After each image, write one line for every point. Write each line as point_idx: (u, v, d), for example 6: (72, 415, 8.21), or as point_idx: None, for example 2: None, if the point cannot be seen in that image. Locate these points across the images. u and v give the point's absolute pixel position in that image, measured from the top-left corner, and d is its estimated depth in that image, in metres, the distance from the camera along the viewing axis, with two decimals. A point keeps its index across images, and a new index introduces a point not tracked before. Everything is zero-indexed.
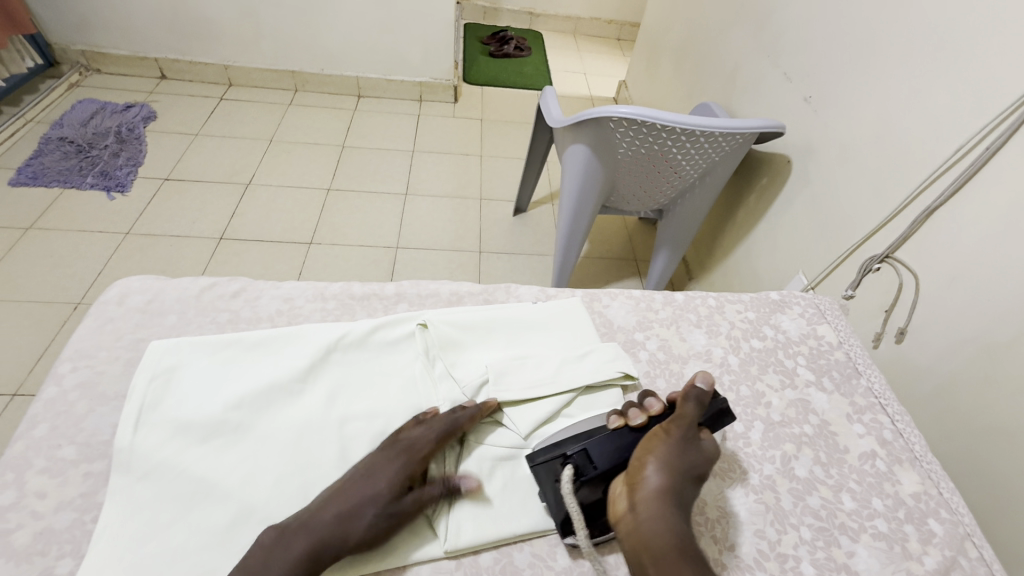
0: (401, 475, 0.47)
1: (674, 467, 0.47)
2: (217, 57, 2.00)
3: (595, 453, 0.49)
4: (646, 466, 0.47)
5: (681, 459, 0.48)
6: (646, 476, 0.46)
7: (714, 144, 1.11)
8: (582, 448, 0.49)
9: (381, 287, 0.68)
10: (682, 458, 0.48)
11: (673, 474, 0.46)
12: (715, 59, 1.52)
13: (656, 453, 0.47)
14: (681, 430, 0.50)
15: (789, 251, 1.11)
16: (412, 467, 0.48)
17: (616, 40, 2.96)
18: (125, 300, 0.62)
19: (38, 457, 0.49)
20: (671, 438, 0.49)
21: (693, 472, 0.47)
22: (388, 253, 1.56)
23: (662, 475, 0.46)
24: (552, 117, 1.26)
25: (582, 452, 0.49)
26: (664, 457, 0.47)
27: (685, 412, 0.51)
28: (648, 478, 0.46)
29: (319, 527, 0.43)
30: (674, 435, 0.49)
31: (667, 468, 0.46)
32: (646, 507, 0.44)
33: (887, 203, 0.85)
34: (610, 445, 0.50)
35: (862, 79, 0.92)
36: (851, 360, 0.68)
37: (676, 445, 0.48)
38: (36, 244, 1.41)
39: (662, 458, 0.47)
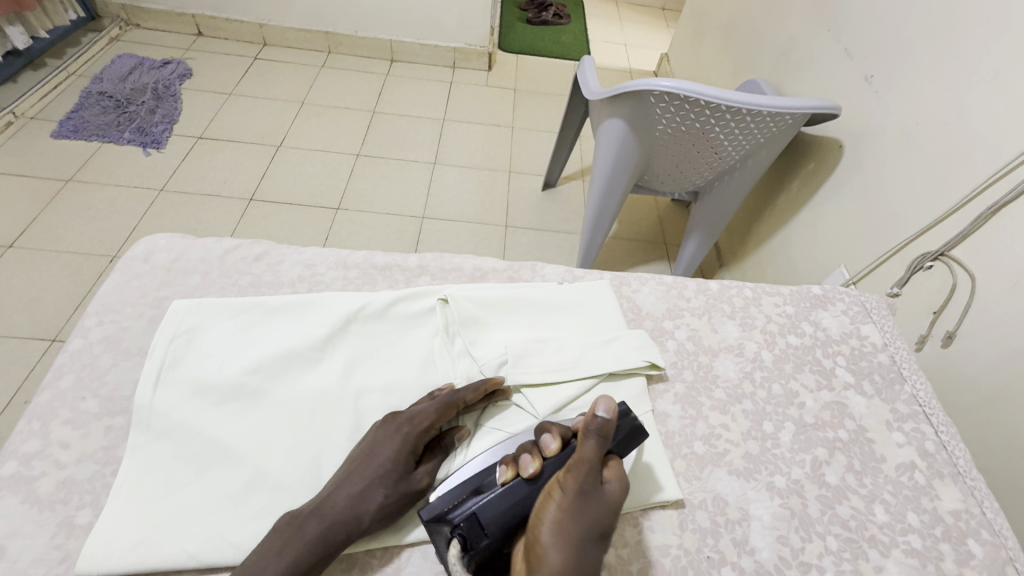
0: (403, 452, 0.46)
1: (575, 533, 0.41)
2: (253, 15, 1.97)
3: (484, 519, 0.42)
4: (543, 540, 0.40)
5: (581, 519, 0.41)
6: (543, 552, 0.40)
7: (760, 124, 1.04)
8: (469, 513, 0.43)
9: (404, 258, 0.66)
10: (583, 518, 0.41)
11: (572, 541, 0.40)
12: (767, 33, 1.42)
13: (551, 523, 0.41)
14: (579, 480, 0.42)
15: (833, 242, 1.05)
16: (413, 443, 0.47)
17: (660, 10, 2.82)
18: (151, 257, 0.62)
19: (63, 407, 0.49)
20: (568, 497, 0.42)
21: (597, 529, 0.41)
22: (414, 223, 1.55)
23: (562, 550, 0.39)
24: (589, 89, 1.20)
25: (471, 518, 0.43)
26: (563, 520, 0.41)
27: (584, 454, 0.43)
28: (546, 557, 0.39)
29: (331, 511, 0.42)
30: (570, 490, 0.42)
31: (566, 539, 0.40)
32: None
33: (948, 198, 0.78)
34: (499, 504, 0.43)
35: (932, 60, 0.84)
36: (895, 364, 0.64)
37: (574, 504, 0.42)
38: (75, 196, 1.44)
39: (560, 526, 0.41)
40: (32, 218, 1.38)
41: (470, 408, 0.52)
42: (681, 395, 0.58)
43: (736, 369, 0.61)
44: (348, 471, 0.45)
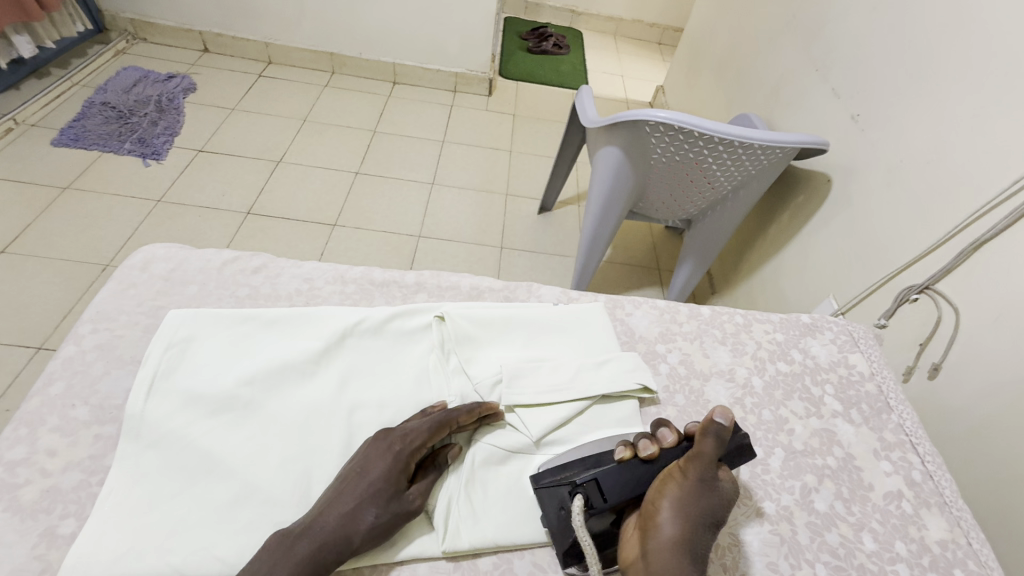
0: (395, 470, 0.46)
1: (690, 514, 0.42)
2: (259, 34, 2.02)
3: (606, 486, 0.46)
4: (659, 513, 0.43)
5: (698, 507, 0.43)
6: (659, 523, 0.42)
7: (752, 156, 1.07)
8: (593, 477, 0.47)
9: (402, 275, 0.67)
10: (700, 502, 0.43)
11: (689, 522, 0.42)
12: (759, 70, 1.47)
13: (671, 499, 0.43)
14: (705, 469, 0.44)
15: (822, 272, 1.07)
16: (406, 463, 0.47)
17: (657, 44, 2.91)
18: (149, 266, 0.62)
19: (51, 415, 0.49)
20: (688, 483, 0.44)
21: (712, 518, 0.43)
22: (410, 241, 1.56)
23: (677, 524, 0.42)
24: (587, 116, 1.24)
25: (592, 482, 0.47)
26: (679, 502, 0.43)
27: (703, 449, 0.45)
28: (662, 527, 0.42)
29: (321, 531, 0.42)
30: (691, 477, 0.44)
31: (681, 516, 0.42)
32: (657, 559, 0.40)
33: (932, 233, 0.81)
34: (621, 476, 0.47)
35: (915, 101, 0.88)
36: (882, 393, 0.65)
37: (693, 487, 0.44)
38: (72, 203, 1.44)
39: (678, 504, 0.43)
40: (26, 224, 1.37)
41: (463, 428, 0.52)
42: (673, 418, 0.59)
43: (727, 394, 0.62)
44: (341, 487, 0.45)
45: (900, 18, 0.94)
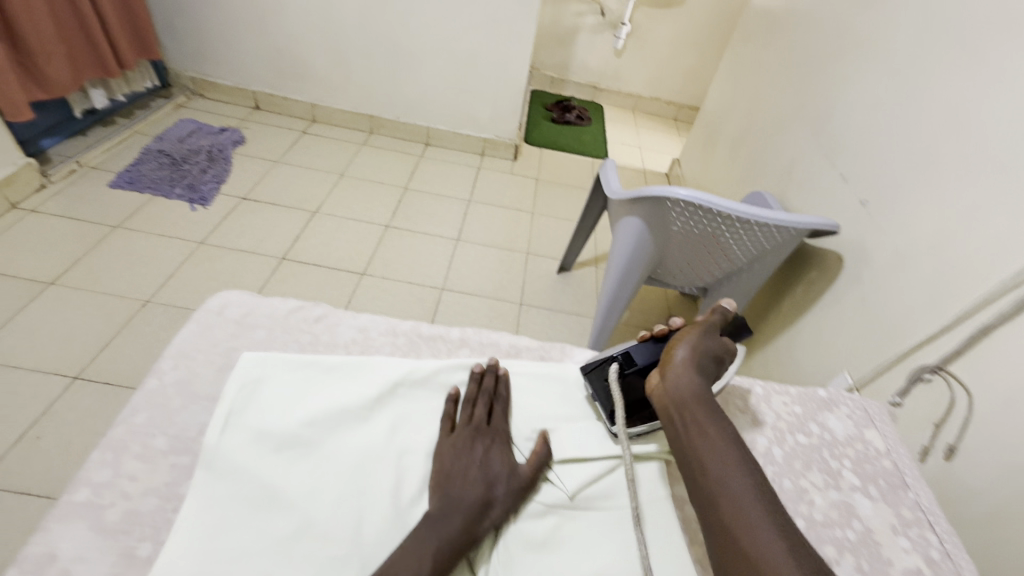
0: (453, 521, 0.49)
1: (698, 347, 0.63)
2: (308, 97, 2.21)
3: (637, 355, 0.67)
4: (676, 347, 0.63)
5: (703, 343, 0.64)
6: (675, 352, 0.62)
7: (768, 235, 1.14)
8: (626, 350, 0.68)
9: (446, 330, 0.73)
10: (704, 340, 0.64)
11: (696, 350, 0.63)
12: (771, 152, 1.58)
13: (686, 338, 0.63)
14: (708, 329, 0.66)
15: (836, 347, 1.11)
16: (460, 516, 0.50)
17: (673, 119, 3.10)
18: (223, 310, 0.69)
19: (134, 442, 0.54)
20: (697, 332, 0.65)
21: (713, 354, 0.64)
22: (433, 293, 1.63)
23: (688, 351, 0.62)
24: (611, 188, 1.33)
25: (626, 353, 0.67)
26: (690, 340, 0.64)
27: (708, 321, 0.68)
28: (677, 352, 0.62)
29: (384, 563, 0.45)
30: (700, 331, 0.66)
31: (692, 347, 0.63)
32: (675, 370, 0.60)
33: (941, 316, 0.85)
34: (647, 350, 0.68)
35: (920, 193, 0.95)
36: (898, 470, 0.67)
37: (700, 332, 0.65)
38: (123, 241, 1.55)
39: (691, 341, 0.64)
40: (75, 259, 1.47)
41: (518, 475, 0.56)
42: None
43: None
44: (443, 453, 0.56)
45: (904, 118, 1.03)
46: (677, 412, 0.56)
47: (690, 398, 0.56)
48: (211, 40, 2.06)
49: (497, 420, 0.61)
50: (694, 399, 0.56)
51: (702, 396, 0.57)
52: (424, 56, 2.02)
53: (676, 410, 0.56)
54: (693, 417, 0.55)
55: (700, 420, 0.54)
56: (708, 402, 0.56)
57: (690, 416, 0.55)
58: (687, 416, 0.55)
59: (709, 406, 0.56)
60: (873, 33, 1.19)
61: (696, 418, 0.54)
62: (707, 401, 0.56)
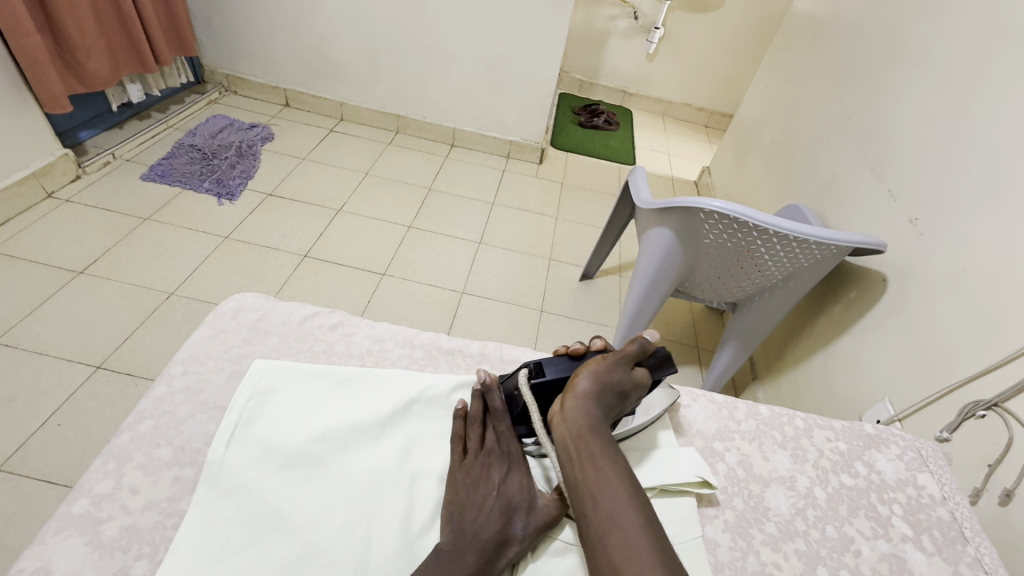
0: (467, 563, 0.45)
1: (603, 377, 0.56)
2: (337, 95, 2.21)
3: (547, 366, 0.59)
4: (580, 375, 0.56)
5: (609, 373, 0.57)
6: (577, 382, 0.55)
7: (806, 252, 1.08)
8: (537, 360, 0.59)
9: (466, 344, 0.70)
10: (614, 370, 0.57)
11: (600, 382, 0.56)
12: (811, 164, 1.51)
13: (591, 366, 0.56)
14: (622, 356, 0.59)
15: (875, 374, 1.03)
16: (475, 557, 0.46)
17: (704, 126, 3.02)
18: (238, 314, 0.67)
19: (138, 452, 0.52)
20: (608, 359, 0.58)
21: (619, 387, 0.57)
22: (453, 296, 1.60)
23: (591, 380, 0.55)
24: (640, 197, 1.28)
25: (536, 364, 0.59)
26: (596, 369, 0.56)
27: (625, 348, 0.60)
28: (579, 383, 0.55)
29: None
30: (610, 358, 0.58)
31: (595, 377, 0.56)
32: (573, 403, 0.54)
33: (999, 349, 0.78)
34: (563, 363, 0.59)
35: (980, 213, 0.88)
36: (956, 521, 0.61)
37: (608, 360, 0.57)
38: (150, 233, 1.56)
39: (595, 371, 0.56)
40: (104, 250, 1.48)
41: (537, 509, 0.51)
42: (731, 523, 0.58)
43: (787, 503, 0.60)
44: (456, 482, 0.52)
45: (962, 132, 0.96)
46: (572, 451, 0.51)
47: (586, 436, 0.51)
48: (244, 38, 2.08)
49: (510, 443, 0.56)
50: (589, 437, 0.51)
51: (598, 433, 0.52)
52: (453, 57, 2.00)
53: (573, 446, 0.51)
54: (588, 455, 0.50)
55: (595, 459, 0.49)
56: (605, 440, 0.51)
57: (585, 453, 0.50)
58: (581, 456, 0.50)
59: (604, 444, 0.51)
60: (928, 40, 1.11)
61: (589, 458, 0.50)
62: (605, 439, 0.51)
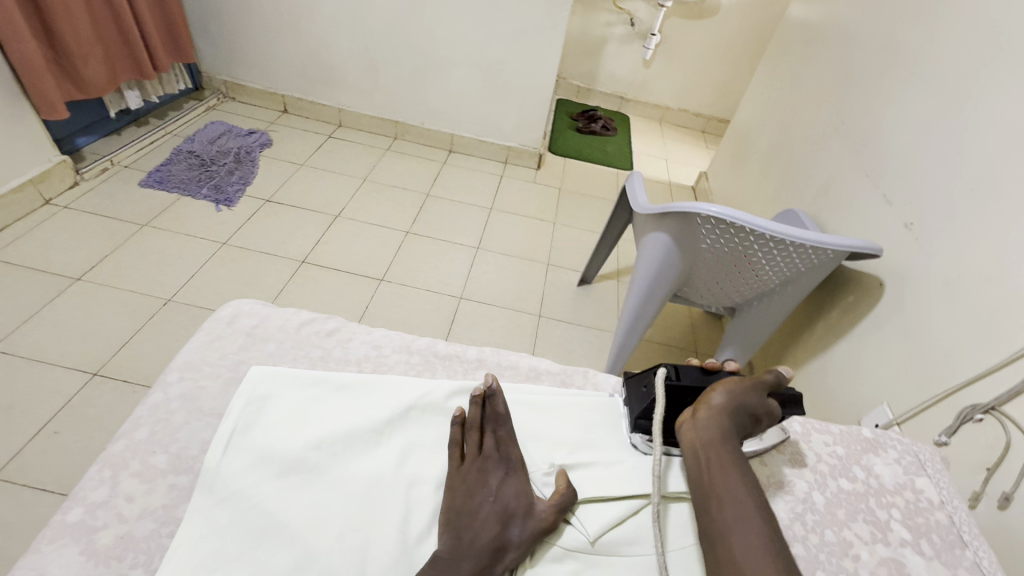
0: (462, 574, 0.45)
1: (740, 397, 0.56)
2: (335, 101, 2.22)
3: (686, 373, 0.60)
4: (716, 390, 0.56)
5: (747, 395, 0.56)
6: (713, 395, 0.56)
7: (804, 257, 1.08)
8: (678, 365, 0.61)
9: (464, 349, 0.70)
10: (751, 392, 0.57)
11: (737, 400, 0.55)
12: (807, 168, 1.52)
13: (728, 383, 0.56)
14: (759, 382, 0.59)
15: (873, 378, 1.03)
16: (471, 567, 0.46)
17: (701, 131, 3.03)
18: (234, 320, 0.67)
19: (133, 459, 0.52)
20: (746, 382, 0.58)
21: (754, 408, 0.56)
22: (452, 301, 1.60)
23: (727, 396, 0.55)
24: (638, 202, 1.28)
25: (676, 368, 0.61)
26: (733, 388, 0.56)
27: (763, 377, 0.60)
28: (714, 396, 0.55)
29: None
30: (748, 381, 0.58)
31: (732, 394, 0.56)
32: (706, 414, 0.54)
33: (996, 353, 0.78)
34: (700, 376, 0.60)
35: (977, 217, 0.88)
36: (954, 525, 0.61)
37: (746, 382, 0.57)
38: (148, 240, 1.56)
39: (731, 388, 0.56)
40: (102, 256, 1.48)
41: (537, 515, 0.51)
42: None
43: (786, 508, 0.60)
44: (453, 488, 0.52)
45: (957, 136, 0.96)
46: (703, 456, 0.51)
47: (718, 445, 0.51)
48: (242, 45, 2.09)
49: (509, 448, 0.56)
50: (721, 447, 0.51)
51: (729, 445, 0.51)
52: (451, 63, 2.01)
53: (703, 452, 0.51)
54: (719, 464, 0.50)
55: (726, 468, 0.50)
56: (736, 452, 0.51)
57: (716, 461, 0.50)
58: (711, 462, 0.50)
59: (736, 456, 0.51)
60: (923, 46, 1.12)
61: (719, 466, 0.50)
62: (735, 453, 0.51)
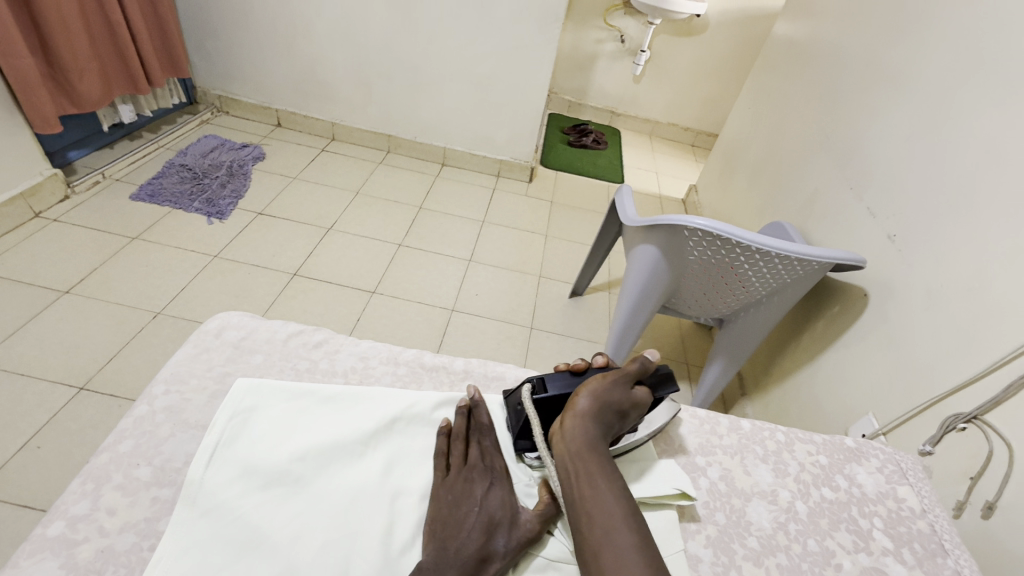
0: None
1: (603, 396, 0.57)
2: (328, 116, 2.24)
3: (551, 382, 0.60)
4: (580, 394, 0.57)
5: (609, 391, 0.57)
6: (578, 400, 0.56)
7: (788, 268, 1.10)
8: (542, 376, 0.61)
9: (451, 361, 0.70)
10: (614, 388, 0.58)
11: (600, 400, 0.56)
12: (793, 182, 1.55)
13: (591, 384, 0.57)
14: (623, 374, 0.60)
15: (859, 388, 1.04)
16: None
17: (690, 146, 3.07)
18: (222, 332, 0.67)
19: (117, 472, 0.52)
20: (608, 378, 0.59)
21: (618, 405, 0.57)
22: (443, 314, 1.61)
23: (591, 399, 0.56)
24: (627, 215, 1.30)
25: (542, 380, 0.61)
26: (596, 388, 0.57)
27: (626, 368, 0.61)
28: (580, 401, 0.56)
29: None
30: (611, 376, 0.59)
31: (595, 395, 0.56)
32: (573, 422, 0.54)
33: (977, 363, 0.80)
34: (568, 379, 0.61)
35: (956, 229, 0.90)
36: (936, 533, 0.62)
37: (607, 378, 0.58)
38: (138, 253, 1.56)
39: (594, 390, 0.57)
40: (92, 269, 1.48)
41: (521, 525, 0.52)
42: (713, 539, 0.58)
43: (769, 517, 0.61)
44: (438, 499, 0.53)
45: (936, 152, 0.99)
46: (571, 468, 0.51)
47: (585, 454, 0.52)
48: (237, 60, 2.11)
49: (493, 459, 0.57)
50: (588, 456, 0.51)
51: (596, 452, 0.52)
52: (444, 78, 2.04)
53: (572, 464, 0.51)
54: (586, 474, 0.50)
55: (593, 477, 0.50)
56: (602, 457, 0.52)
57: (583, 471, 0.50)
58: (579, 473, 0.50)
59: (603, 462, 0.51)
60: (903, 64, 1.15)
61: (586, 476, 0.50)
62: (603, 458, 0.52)
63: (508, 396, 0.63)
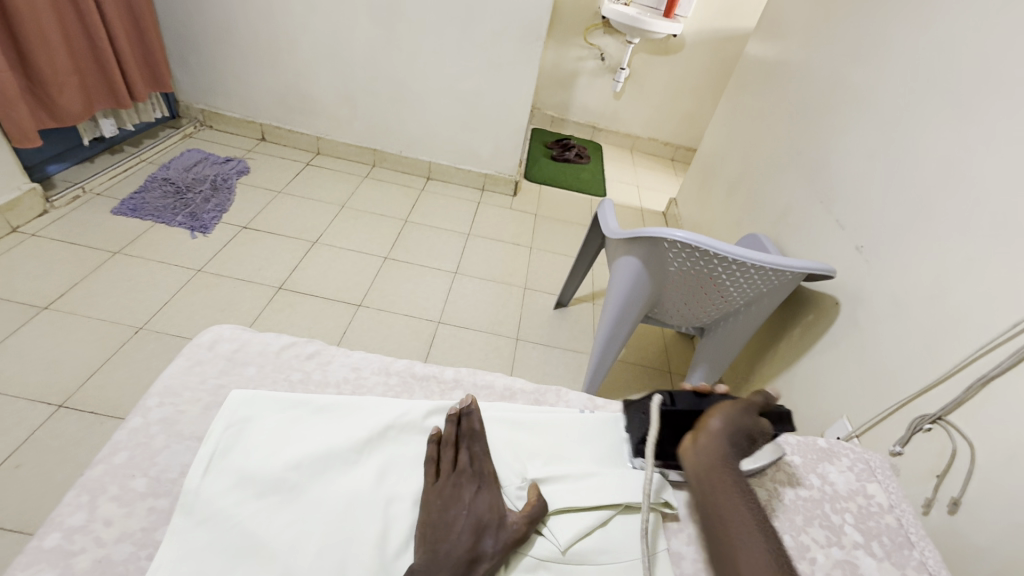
0: None
1: (735, 419, 0.59)
2: (313, 130, 2.25)
3: (680, 398, 0.64)
4: (712, 414, 0.59)
5: (741, 416, 0.60)
6: (710, 419, 0.59)
7: (764, 278, 1.14)
8: (671, 391, 0.65)
9: (441, 370, 0.72)
10: (744, 412, 0.61)
11: (732, 422, 0.59)
12: (767, 195, 1.61)
13: (724, 406, 0.60)
14: (750, 404, 0.63)
15: (832, 392, 1.09)
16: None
17: (670, 160, 3.16)
18: (215, 345, 0.68)
19: (112, 484, 0.52)
20: (739, 403, 0.62)
21: (747, 430, 0.60)
22: (430, 326, 1.62)
23: (724, 420, 0.58)
24: (609, 227, 1.34)
25: (671, 395, 0.65)
26: (728, 410, 0.60)
27: (751, 398, 0.64)
28: (712, 420, 0.59)
29: None
30: (740, 402, 0.62)
31: (728, 417, 0.59)
32: (706, 439, 0.57)
33: (938, 366, 0.85)
34: (696, 400, 0.65)
35: (916, 241, 0.96)
36: (902, 527, 0.65)
37: (738, 404, 0.61)
38: (119, 268, 1.54)
39: (725, 411, 0.60)
40: (72, 284, 1.46)
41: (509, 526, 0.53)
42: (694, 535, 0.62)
43: None
44: (428, 504, 0.54)
45: (897, 168, 1.05)
46: (706, 481, 0.54)
47: (721, 470, 0.54)
48: (222, 75, 2.12)
49: (482, 463, 0.59)
50: (723, 472, 0.54)
51: (730, 469, 0.55)
52: (429, 94, 2.08)
53: (707, 477, 0.54)
54: (722, 487, 0.53)
55: (728, 492, 0.53)
56: (735, 475, 0.55)
57: (719, 485, 0.53)
58: (715, 486, 0.53)
59: (737, 480, 0.54)
60: (865, 86, 1.23)
61: (722, 489, 0.53)
62: (733, 476, 0.55)
63: (633, 402, 0.68)
